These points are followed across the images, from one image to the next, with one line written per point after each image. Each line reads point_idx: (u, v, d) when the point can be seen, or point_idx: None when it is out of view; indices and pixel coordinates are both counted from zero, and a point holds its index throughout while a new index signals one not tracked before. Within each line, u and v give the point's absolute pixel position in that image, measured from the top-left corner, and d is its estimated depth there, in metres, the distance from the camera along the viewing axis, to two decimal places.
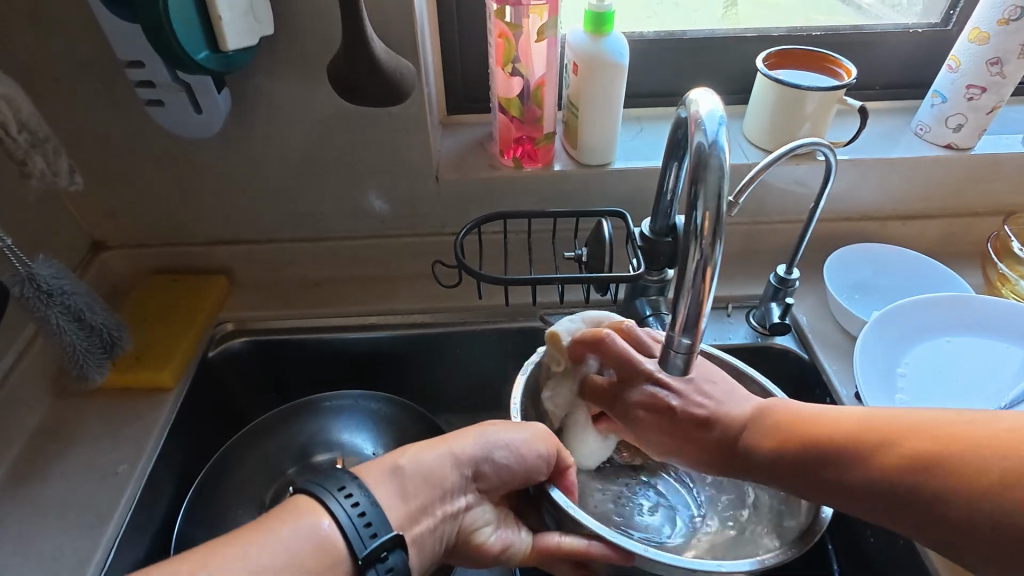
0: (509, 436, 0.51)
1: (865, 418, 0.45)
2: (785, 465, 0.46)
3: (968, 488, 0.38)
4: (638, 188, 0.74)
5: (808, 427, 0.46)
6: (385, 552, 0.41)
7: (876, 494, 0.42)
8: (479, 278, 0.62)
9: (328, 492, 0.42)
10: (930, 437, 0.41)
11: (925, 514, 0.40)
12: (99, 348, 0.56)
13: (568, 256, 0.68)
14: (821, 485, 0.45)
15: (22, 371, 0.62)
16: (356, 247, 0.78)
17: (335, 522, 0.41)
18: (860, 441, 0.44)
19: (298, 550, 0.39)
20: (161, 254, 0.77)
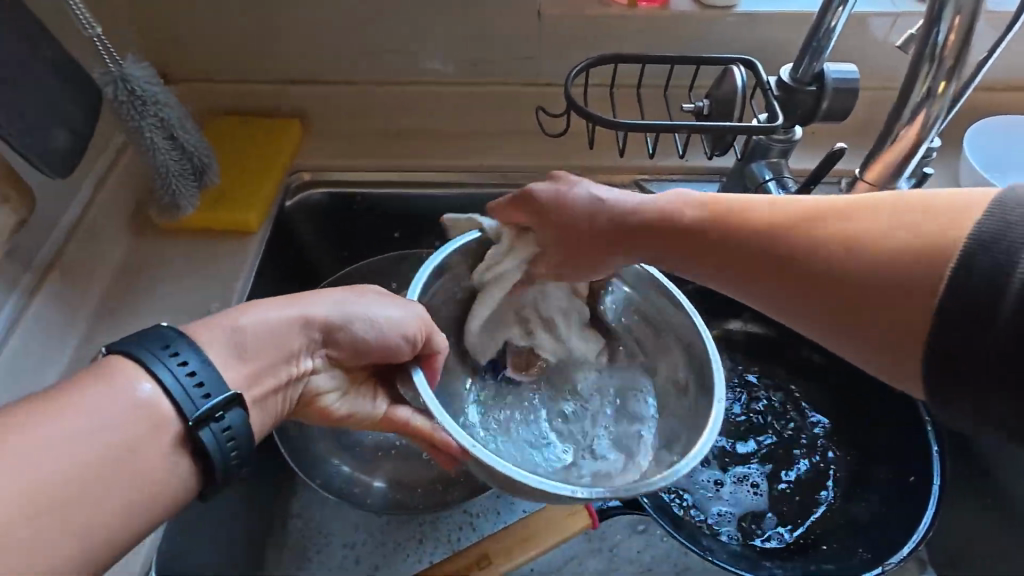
0: (375, 308, 0.46)
1: (793, 200, 0.40)
2: (682, 241, 0.44)
3: (840, 261, 0.35)
4: (765, 37, 0.65)
5: (717, 211, 0.43)
6: (220, 411, 0.36)
7: (784, 284, 0.38)
8: (595, 121, 0.57)
9: (153, 355, 0.36)
10: (830, 205, 0.38)
11: (829, 305, 0.36)
12: (189, 172, 0.50)
13: (684, 108, 0.61)
14: (722, 256, 0.42)
15: (102, 203, 0.58)
16: (439, 95, 0.71)
17: (160, 389, 0.35)
18: (773, 217, 0.40)
19: (114, 416, 0.33)
20: (228, 91, 0.71)
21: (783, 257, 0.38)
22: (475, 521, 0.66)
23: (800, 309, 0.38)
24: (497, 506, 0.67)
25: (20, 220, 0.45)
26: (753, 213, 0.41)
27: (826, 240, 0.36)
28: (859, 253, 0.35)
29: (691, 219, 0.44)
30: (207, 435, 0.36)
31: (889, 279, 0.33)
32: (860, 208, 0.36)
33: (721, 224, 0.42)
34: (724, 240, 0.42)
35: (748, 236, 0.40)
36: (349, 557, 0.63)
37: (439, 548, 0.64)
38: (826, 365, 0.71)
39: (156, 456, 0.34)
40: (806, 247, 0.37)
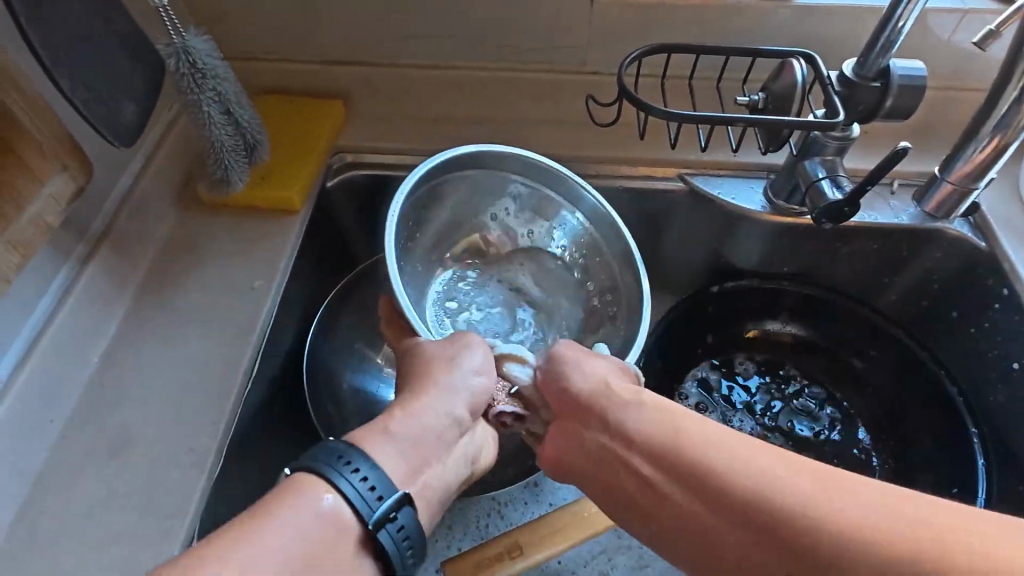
0: (476, 359, 0.46)
1: (703, 426, 0.38)
2: (620, 483, 0.40)
3: (789, 530, 0.31)
4: (823, 30, 0.63)
5: (619, 413, 0.41)
6: (394, 512, 0.34)
7: (758, 571, 0.32)
8: (648, 110, 0.55)
9: (331, 467, 0.34)
10: (775, 488, 0.32)
11: None
12: (242, 148, 0.50)
13: (739, 101, 0.60)
14: (662, 504, 0.37)
15: (150, 177, 0.58)
16: (483, 80, 0.70)
17: (346, 505, 0.33)
18: (716, 477, 0.34)
19: (309, 533, 0.31)
20: (273, 69, 0.71)
21: (762, 492, 0.32)
22: (503, 509, 0.65)
23: (709, 568, 0.35)
24: (525, 495, 0.66)
25: (78, 189, 0.45)
26: (721, 445, 0.36)
27: (762, 515, 0.32)
28: (854, 529, 0.29)
29: (664, 425, 0.38)
30: (384, 537, 0.33)
31: (890, 567, 0.28)
32: (822, 502, 0.31)
33: (681, 438, 0.37)
34: (682, 467, 0.36)
35: (724, 465, 0.34)
36: None
37: (468, 534, 0.63)
38: (868, 370, 0.70)
39: (342, 566, 0.32)
40: (760, 523, 0.32)
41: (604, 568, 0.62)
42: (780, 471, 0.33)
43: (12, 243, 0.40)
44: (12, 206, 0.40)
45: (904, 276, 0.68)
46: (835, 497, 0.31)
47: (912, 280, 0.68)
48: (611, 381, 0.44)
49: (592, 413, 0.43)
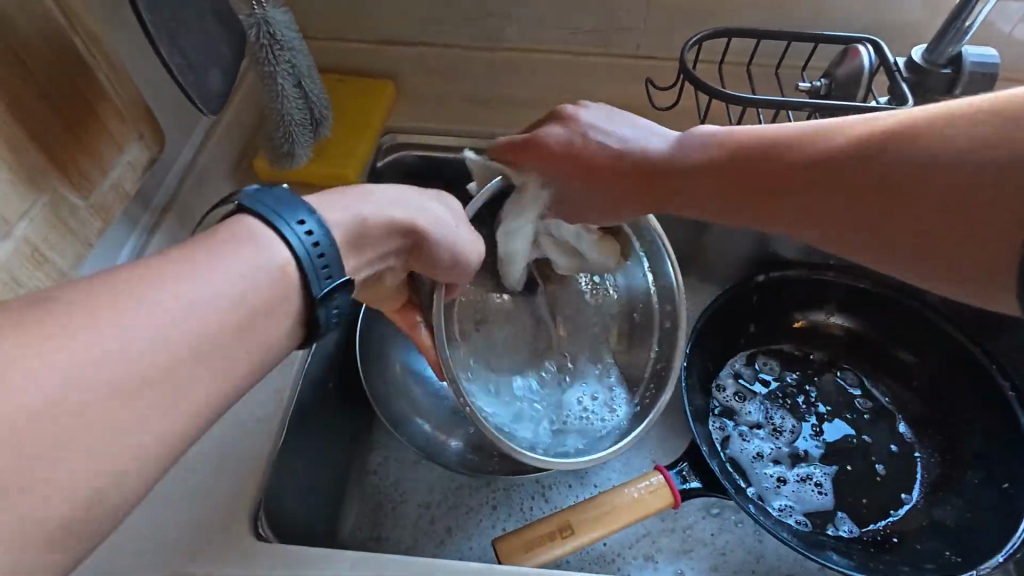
0: (461, 233, 0.43)
1: (807, 128, 0.42)
2: (732, 194, 0.44)
3: (925, 213, 0.36)
4: (887, 18, 0.62)
5: (746, 138, 0.44)
6: (337, 291, 0.32)
7: (853, 217, 0.39)
8: (709, 91, 0.54)
9: (276, 213, 0.31)
10: (856, 162, 0.39)
11: (919, 238, 0.37)
12: (309, 123, 0.50)
13: (801, 87, 0.59)
14: (775, 203, 0.42)
15: (210, 151, 0.59)
16: (536, 63, 0.70)
17: (288, 254, 0.30)
18: (835, 163, 0.40)
19: (244, 285, 0.28)
20: (326, 48, 0.71)
21: (903, 174, 0.36)
22: (547, 493, 0.65)
23: (845, 221, 0.39)
24: (570, 479, 0.65)
25: (152, 157, 0.45)
26: (779, 131, 0.43)
27: (872, 191, 0.38)
28: (934, 163, 0.35)
29: (709, 147, 0.45)
30: (323, 314, 0.32)
31: (968, 186, 0.34)
32: (925, 179, 0.36)
33: (764, 159, 0.43)
34: (768, 159, 0.42)
35: (795, 163, 0.41)
36: (425, 515, 0.64)
37: (512, 516, 0.63)
38: (916, 364, 0.70)
39: (276, 300, 0.29)
40: (907, 186, 0.36)
41: (648, 552, 0.62)
42: (841, 219, 0.39)
43: (95, 207, 0.41)
44: (96, 171, 0.41)
45: None
46: (924, 136, 0.36)
47: None
48: (658, 142, 0.47)
49: (642, 172, 0.47)
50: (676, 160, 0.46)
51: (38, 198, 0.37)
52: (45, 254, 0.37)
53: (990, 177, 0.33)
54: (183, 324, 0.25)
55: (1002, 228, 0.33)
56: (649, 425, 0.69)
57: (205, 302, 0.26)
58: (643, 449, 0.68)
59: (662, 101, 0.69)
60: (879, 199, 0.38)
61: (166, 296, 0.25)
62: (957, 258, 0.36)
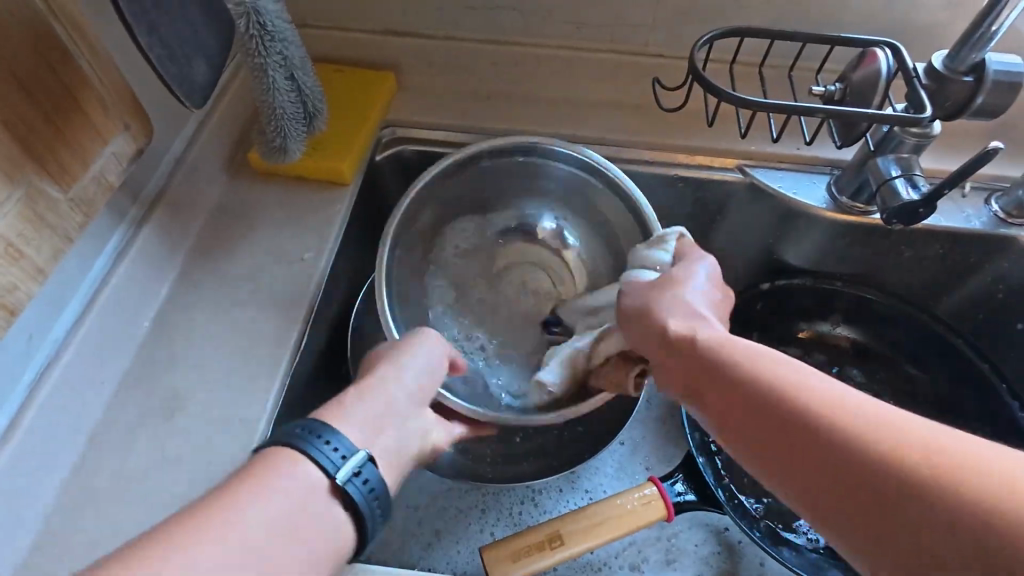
0: (430, 347, 0.45)
1: (811, 377, 0.33)
2: (742, 418, 0.35)
3: (935, 513, 0.26)
4: (908, 20, 0.60)
5: (723, 351, 0.37)
6: (359, 468, 0.33)
7: (846, 493, 0.29)
8: (718, 94, 0.52)
9: (311, 441, 0.33)
10: (845, 413, 0.31)
11: (963, 554, 0.25)
12: (302, 117, 0.49)
13: (814, 92, 0.57)
14: (780, 443, 0.32)
15: (202, 141, 0.57)
16: (541, 57, 0.67)
17: (317, 471, 0.32)
18: (832, 438, 0.30)
19: (292, 510, 0.30)
20: (325, 36, 0.69)
21: (888, 493, 0.27)
22: (538, 497, 0.63)
23: (795, 478, 0.31)
24: (560, 484, 0.64)
25: (139, 150, 0.44)
26: (777, 372, 0.34)
27: (864, 439, 0.29)
28: (917, 482, 0.27)
29: (715, 356, 0.37)
30: (352, 491, 0.33)
31: (965, 521, 0.25)
32: (946, 474, 0.27)
33: (736, 372, 0.36)
34: (740, 380, 0.35)
35: (819, 424, 0.31)
36: (413, 518, 0.63)
37: (502, 521, 0.62)
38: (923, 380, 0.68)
39: (315, 511, 0.31)
40: (887, 502, 0.28)
41: (635, 561, 0.61)
42: (786, 477, 0.32)
43: (76, 201, 0.40)
44: (77, 164, 0.39)
45: (968, 283, 0.66)
46: (959, 470, 0.26)
47: (974, 288, 0.66)
48: (707, 329, 0.39)
49: (665, 347, 0.41)
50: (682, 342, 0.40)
51: (15, 190, 0.35)
52: (21, 249, 0.36)
53: (963, 530, 0.25)
54: (226, 552, 0.28)
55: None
56: (646, 432, 0.68)
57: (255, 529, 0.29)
58: (638, 456, 0.67)
59: (670, 101, 0.67)
60: (834, 500, 0.29)
61: (215, 528, 0.28)
62: None
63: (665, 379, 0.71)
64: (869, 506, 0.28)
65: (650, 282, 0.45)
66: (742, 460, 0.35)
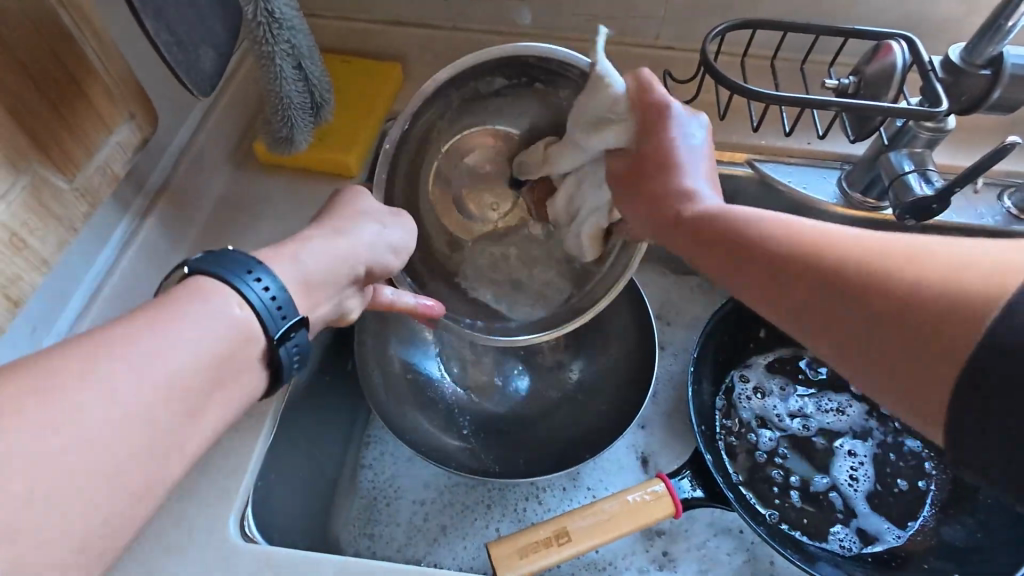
0: (390, 232, 0.48)
1: (828, 229, 0.36)
2: (743, 265, 0.38)
3: (908, 323, 0.30)
4: (922, 13, 0.59)
5: (745, 217, 0.39)
6: (292, 331, 0.34)
7: (833, 328, 0.33)
8: (731, 87, 0.51)
9: (234, 274, 0.32)
10: (844, 242, 0.34)
11: (932, 373, 0.29)
12: (309, 108, 0.48)
13: (827, 85, 0.56)
14: (772, 284, 0.36)
15: (206, 132, 0.57)
16: (549, 49, 0.67)
17: (245, 310, 0.32)
18: (832, 274, 0.33)
19: (212, 341, 0.30)
20: (330, 27, 0.68)
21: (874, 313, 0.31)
22: (541, 495, 0.63)
23: (789, 324, 0.36)
24: (564, 482, 0.64)
25: (144, 139, 0.43)
26: (775, 227, 0.37)
27: (847, 284, 0.32)
28: (896, 291, 0.30)
29: (702, 210, 0.42)
30: (282, 352, 0.34)
31: (935, 314, 0.29)
32: (921, 280, 0.30)
33: (753, 231, 0.38)
34: (739, 250, 0.38)
35: (812, 262, 0.34)
36: (418, 514, 0.62)
37: (507, 517, 0.62)
38: None
39: (245, 368, 0.32)
40: (879, 300, 0.31)
41: (642, 565, 0.60)
42: (775, 310, 0.36)
43: (81, 190, 0.39)
44: (82, 153, 0.39)
45: None
46: (924, 265, 0.30)
47: None
48: (707, 199, 0.42)
49: (660, 210, 0.44)
50: (692, 202, 0.42)
51: (18, 179, 0.35)
52: (26, 240, 0.36)
53: (947, 326, 0.29)
54: (142, 387, 0.27)
55: (959, 337, 0.28)
56: (652, 431, 0.67)
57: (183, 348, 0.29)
58: (643, 457, 0.66)
59: (680, 94, 0.66)
60: (828, 330, 0.33)
61: (114, 372, 0.27)
62: (924, 392, 0.30)
63: (672, 376, 0.71)
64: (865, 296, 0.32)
65: (643, 131, 0.44)
66: (744, 298, 0.39)
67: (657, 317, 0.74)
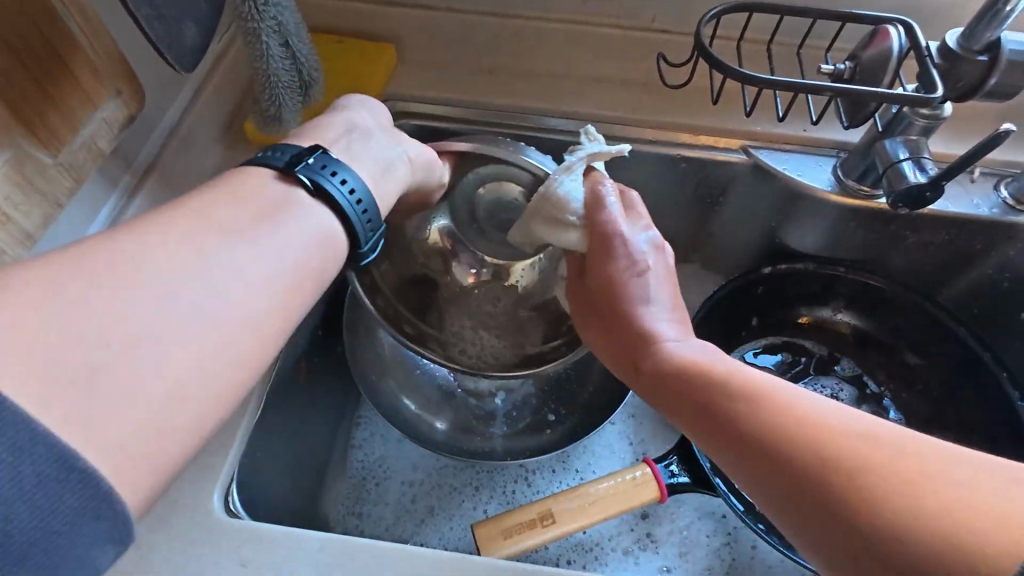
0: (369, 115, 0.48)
1: (808, 406, 0.34)
2: (717, 441, 0.37)
3: (898, 507, 0.29)
4: None
5: (729, 381, 0.38)
6: (319, 160, 0.39)
7: (821, 459, 0.32)
8: (724, 70, 0.51)
9: (264, 152, 0.39)
10: (825, 431, 0.33)
11: (890, 553, 0.28)
12: (298, 87, 0.48)
13: (823, 70, 0.56)
14: (738, 448, 0.35)
15: (197, 112, 0.56)
16: (544, 32, 0.66)
17: (275, 172, 0.38)
18: (797, 470, 0.32)
19: (253, 201, 0.36)
20: (325, 7, 0.67)
21: (868, 484, 0.30)
22: (530, 477, 0.63)
23: (752, 479, 0.35)
24: (553, 464, 0.64)
25: (130, 115, 0.43)
26: (761, 396, 0.36)
27: (832, 465, 0.31)
28: (863, 505, 0.30)
29: (694, 371, 0.41)
30: (328, 184, 0.38)
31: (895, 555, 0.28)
32: (907, 487, 0.29)
33: (726, 405, 0.37)
34: (717, 408, 0.37)
35: (785, 450, 0.33)
36: (406, 494, 0.63)
37: (494, 499, 0.62)
38: (925, 368, 0.67)
39: (296, 207, 0.37)
40: (860, 496, 0.30)
41: (628, 547, 0.61)
42: (745, 479, 0.35)
43: (65, 166, 0.39)
44: (66, 128, 0.39)
45: (973, 270, 0.65)
46: (909, 492, 0.29)
47: (978, 275, 0.65)
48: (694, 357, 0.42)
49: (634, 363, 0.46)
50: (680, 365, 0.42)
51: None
52: (8, 214, 0.36)
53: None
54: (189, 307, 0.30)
55: None
56: (641, 417, 0.68)
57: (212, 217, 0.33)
58: (631, 441, 0.66)
59: (674, 79, 0.65)
60: (783, 512, 0.33)
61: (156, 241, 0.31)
62: None
63: None
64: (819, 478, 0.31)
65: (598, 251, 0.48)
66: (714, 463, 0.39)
67: None
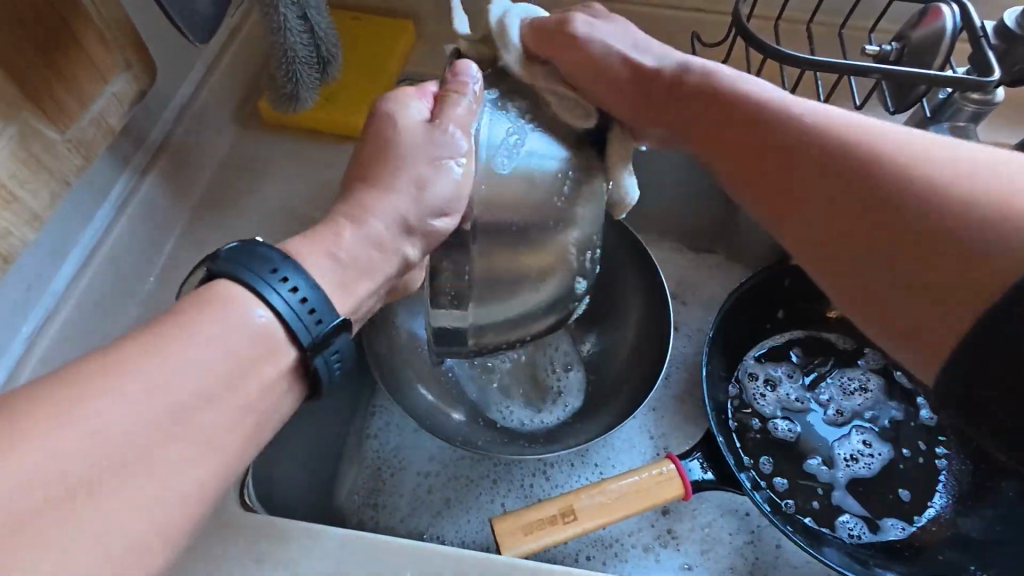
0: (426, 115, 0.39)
1: (885, 133, 0.34)
2: (756, 187, 0.39)
3: (950, 284, 0.30)
4: None
5: (758, 184, 0.38)
6: (334, 335, 0.33)
7: (876, 190, 0.33)
8: (765, 50, 0.48)
9: (260, 277, 0.32)
10: (918, 165, 0.32)
11: (949, 274, 0.30)
12: (316, 63, 0.46)
13: (868, 51, 0.53)
14: (783, 201, 0.37)
15: (211, 89, 0.54)
16: (569, 10, 0.63)
17: (274, 315, 0.31)
18: (865, 184, 0.33)
19: (231, 346, 0.30)
20: None
21: (944, 223, 0.30)
22: (549, 470, 0.62)
23: (803, 230, 0.36)
24: (572, 458, 0.62)
25: (141, 90, 0.41)
26: (817, 125, 0.36)
27: (904, 233, 0.31)
28: (948, 222, 0.30)
29: (743, 94, 0.40)
30: (319, 362, 0.33)
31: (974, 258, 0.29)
32: (958, 291, 0.29)
33: (785, 130, 0.37)
34: (763, 122, 0.38)
35: (849, 207, 0.33)
36: (423, 485, 0.61)
37: (513, 492, 0.61)
38: None
39: (266, 368, 0.31)
40: (927, 226, 0.30)
41: (648, 543, 0.59)
42: (783, 227, 0.38)
43: (74, 142, 0.37)
44: (75, 103, 0.37)
45: None
46: (973, 264, 0.29)
47: None
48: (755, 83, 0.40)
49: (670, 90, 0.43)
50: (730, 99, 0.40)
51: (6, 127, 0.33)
52: (15, 193, 0.34)
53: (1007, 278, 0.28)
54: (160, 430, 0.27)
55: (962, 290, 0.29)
56: (662, 412, 0.66)
57: (184, 374, 0.28)
58: (653, 437, 0.65)
59: (708, 60, 0.62)
60: (826, 249, 0.35)
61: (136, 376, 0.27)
62: (957, 283, 0.29)
63: (685, 357, 0.69)
64: (933, 305, 0.31)
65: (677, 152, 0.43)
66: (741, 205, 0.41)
67: (673, 295, 0.72)
